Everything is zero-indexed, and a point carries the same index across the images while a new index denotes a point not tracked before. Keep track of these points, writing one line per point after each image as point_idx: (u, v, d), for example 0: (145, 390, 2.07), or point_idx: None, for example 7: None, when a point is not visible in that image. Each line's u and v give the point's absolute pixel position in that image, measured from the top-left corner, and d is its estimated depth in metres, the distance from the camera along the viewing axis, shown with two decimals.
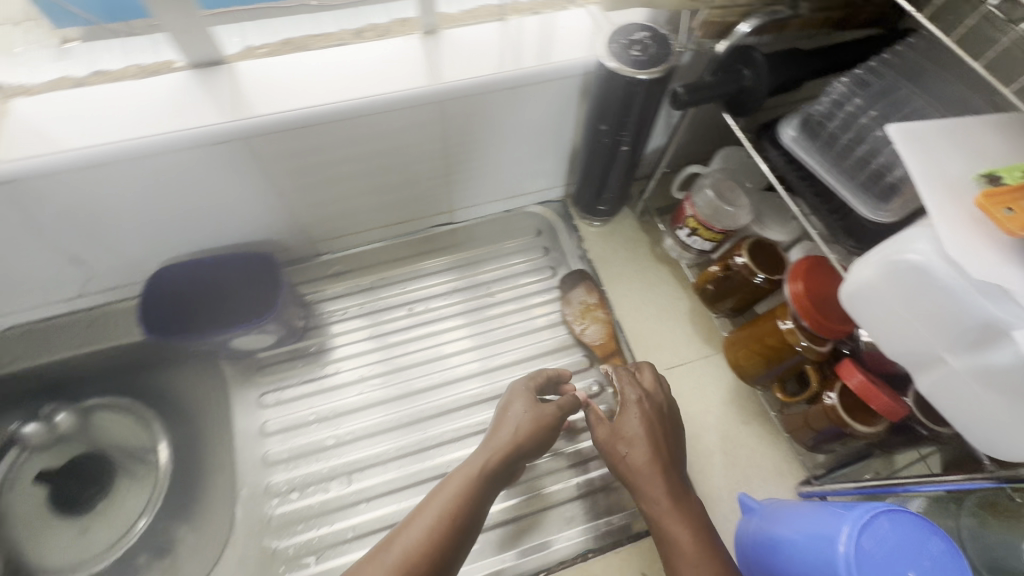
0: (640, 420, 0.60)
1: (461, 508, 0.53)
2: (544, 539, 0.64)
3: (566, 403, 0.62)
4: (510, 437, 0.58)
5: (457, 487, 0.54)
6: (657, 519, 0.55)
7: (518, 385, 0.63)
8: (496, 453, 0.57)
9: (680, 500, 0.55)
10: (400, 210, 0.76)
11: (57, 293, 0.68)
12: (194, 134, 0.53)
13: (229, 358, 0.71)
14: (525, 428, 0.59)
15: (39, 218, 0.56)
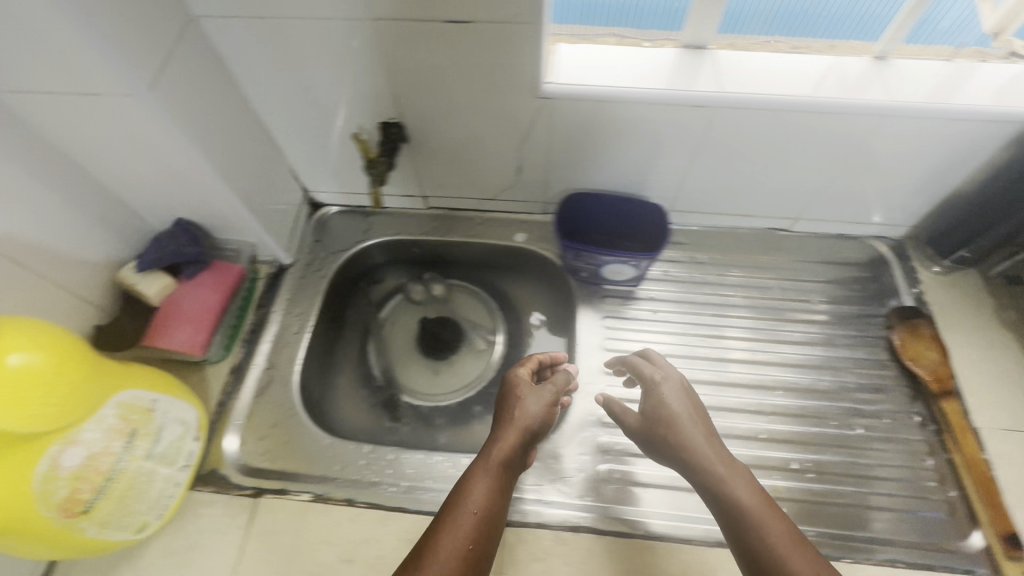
0: (676, 397, 0.62)
1: (504, 480, 0.57)
2: (848, 534, 0.66)
3: (544, 390, 0.65)
4: (517, 419, 0.61)
5: (494, 460, 0.58)
6: (712, 483, 0.56)
7: (517, 373, 0.67)
8: (512, 433, 0.59)
9: (751, 489, 0.55)
10: (743, 204, 0.84)
11: (481, 192, 0.87)
12: (673, 95, 0.66)
13: (585, 280, 0.84)
14: (515, 405, 0.62)
15: (536, 133, 0.73)
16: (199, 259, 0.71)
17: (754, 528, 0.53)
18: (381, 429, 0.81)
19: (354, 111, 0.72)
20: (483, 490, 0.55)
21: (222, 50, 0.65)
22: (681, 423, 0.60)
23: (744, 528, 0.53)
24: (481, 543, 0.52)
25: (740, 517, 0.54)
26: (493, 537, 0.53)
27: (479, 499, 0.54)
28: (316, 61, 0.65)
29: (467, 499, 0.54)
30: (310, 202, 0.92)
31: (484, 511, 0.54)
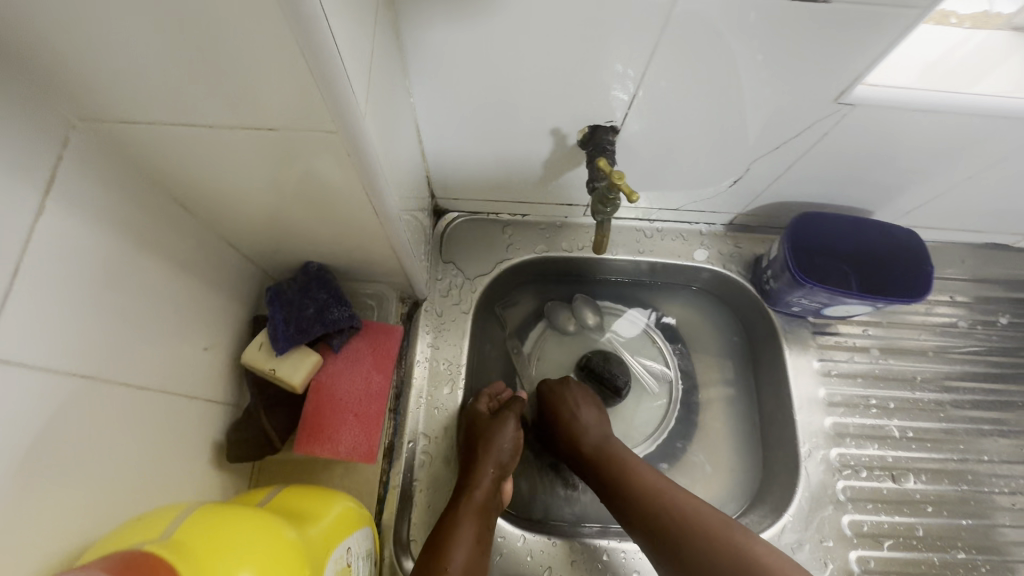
0: (591, 416, 0.63)
1: (482, 528, 0.53)
2: None
3: (510, 418, 0.60)
4: (497, 459, 0.57)
5: (475, 503, 0.54)
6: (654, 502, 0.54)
7: (476, 409, 0.61)
8: (486, 472, 0.56)
9: (608, 445, 0.60)
10: (983, 221, 0.69)
11: (665, 200, 0.69)
12: (1016, 105, 0.49)
13: (793, 315, 0.69)
14: (494, 439, 0.58)
15: (790, 142, 0.56)
16: (351, 325, 0.52)
17: (658, 497, 0.54)
18: (557, 503, 0.66)
19: (556, 109, 0.52)
20: (473, 531, 0.52)
21: (401, 27, 0.43)
22: (579, 420, 0.62)
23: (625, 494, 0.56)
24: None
25: (625, 485, 0.56)
26: None
27: (465, 545, 0.51)
28: (538, 45, 0.45)
29: (447, 559, 0.49)
30: (433, 209, 0.71)
31: (472, 556, 0.51)
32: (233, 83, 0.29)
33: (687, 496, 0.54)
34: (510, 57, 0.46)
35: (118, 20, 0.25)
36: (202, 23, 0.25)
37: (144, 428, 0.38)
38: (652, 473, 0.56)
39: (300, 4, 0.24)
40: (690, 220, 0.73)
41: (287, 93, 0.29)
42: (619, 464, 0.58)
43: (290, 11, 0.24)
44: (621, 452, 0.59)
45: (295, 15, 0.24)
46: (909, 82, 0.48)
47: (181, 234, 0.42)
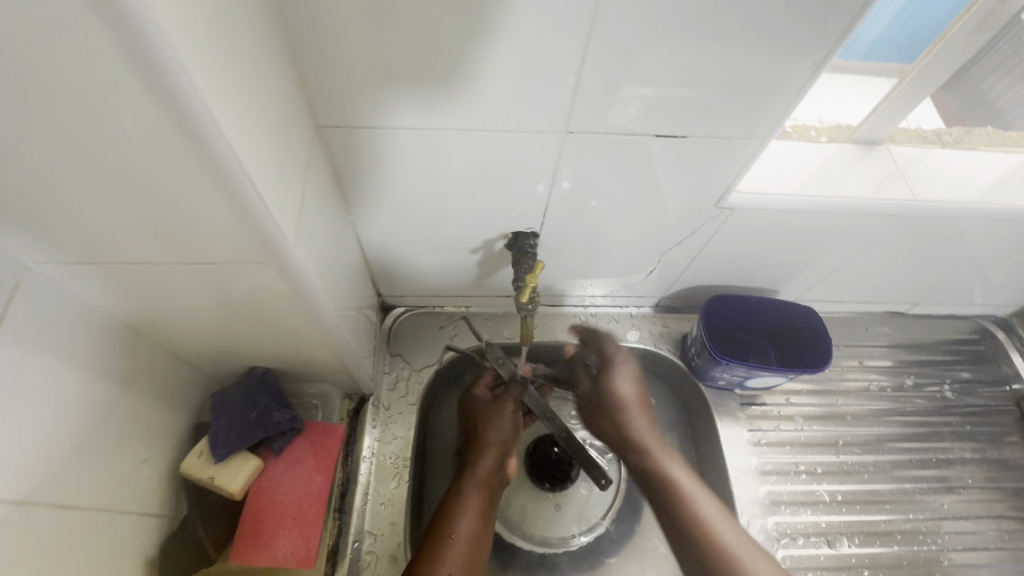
0: (628, 380, 0.70)
1: (486, 498, 0.61)
2: None
3: (508, 402, 0.67)
4: (497, 441, 0.65)
5: (476, 482, 0.61)
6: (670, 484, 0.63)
7: (477, 396, 0.69)
8: (489, 451, 0.64)
9: (637, 435, 0.67)
10: (875, 293, 0.79)
11: (594, 288, 0.75)
12: (866, 205, 0.59)
13: (723, 388, 0.74)
14: (494, 422, 0.66)
15: (693, 236, 0.64)
16: (292, 428, 0.54)
17: (680, 491, 0.63)
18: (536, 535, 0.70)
19: (484, 218, 0.59)
20: (475, 508, 0.59)
21: (338, 163, 0.51)
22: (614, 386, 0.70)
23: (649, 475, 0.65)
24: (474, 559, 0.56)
25: (653, 464, 0.65)
26: (480, 551, 0.57)
27: (467, 522, 0.57)
28: (459, 170, 0.53)
29: (454, 526, 0.57)
30: (381, 304, 0.76)
31: (475, 531, 0.57)
32: (169, 218, 0.33)
33: (678, 472, 0.64)
34: (436, 178, 0.54)
35: (69, 177, 0.30)
36: (140, 175, 0.30)
37: (70, 548, 0.39)
38: (688, 478, 0.64)
39: (216, 156, 0.29)
40: (621, 305, 0.80)
41: (217, 224, 0.34)
42: (631, 429, 0.68)
43: (206, 162, 0.29)
44: (648, 433, 0.68)
45: (211, 165, 0.29)
46: (777, 189, 0.58)
47: (126, 353, 0.45)
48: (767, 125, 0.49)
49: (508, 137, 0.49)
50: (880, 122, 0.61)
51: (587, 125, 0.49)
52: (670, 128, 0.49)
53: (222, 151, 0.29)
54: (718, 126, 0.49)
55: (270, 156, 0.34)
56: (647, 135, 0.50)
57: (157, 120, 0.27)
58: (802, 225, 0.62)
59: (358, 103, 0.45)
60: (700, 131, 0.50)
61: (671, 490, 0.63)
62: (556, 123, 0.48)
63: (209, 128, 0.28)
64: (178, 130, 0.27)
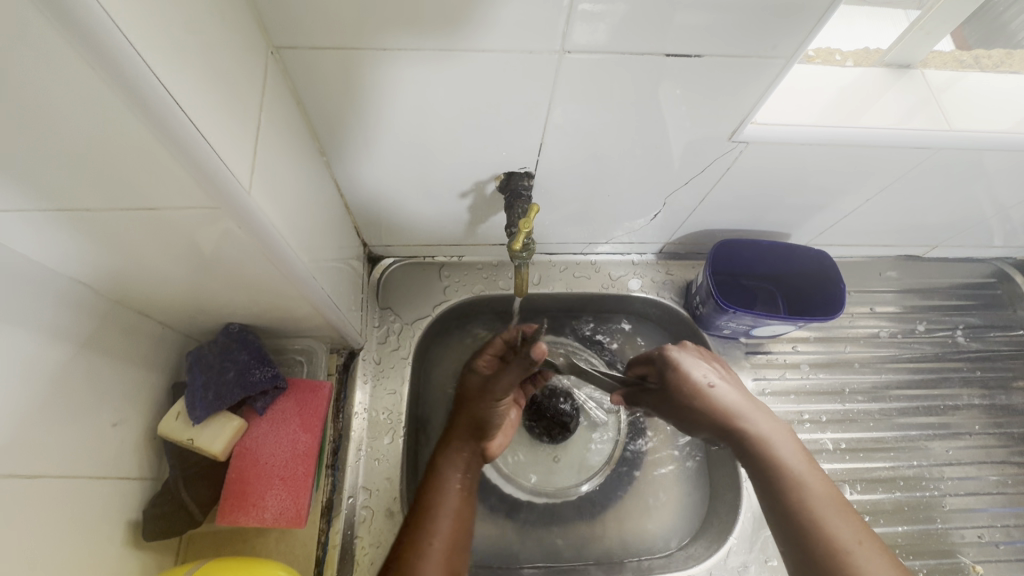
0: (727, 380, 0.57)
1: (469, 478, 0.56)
2: None
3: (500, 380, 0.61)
4: (485, 421, 0.60)
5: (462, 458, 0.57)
6: (814, 533, 0.47)
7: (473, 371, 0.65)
8: (477, 430, 0.59)
9: (761, 441, 0.53)
10: (891, 236, 0.74)
11: (593, 234, 0.70)
12: (894, 135, 0.53)
13: (728, 337, 0.71)
14: (486, 402, 0.60)
15: (700, 177, 0.59)
16: (275, 386, 0.51)
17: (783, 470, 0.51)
18: (534, 486, 0.69)
19: (472, 160, 0.54)
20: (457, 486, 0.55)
21: (303, 95, 0.45)
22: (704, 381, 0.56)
23: (775, 473, 0.51)
24: (454, 559, 0.50)
25: (769, 457, 0.52)
26: (466, 527, 0.53)
27: (449, 500, 0.53)
28: (441, 102, 0.47)
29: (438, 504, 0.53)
30: (368, 256, 0.71)
31: (458, 520, 0.53)
32: (91, 160, 0.29)
33: (836, 517, 0.47)
34: (416, 114, 0.48)
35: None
36: (38, 106, 0.25)
37: (43, 511, 0.37)
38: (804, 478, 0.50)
39: (124, 69, 0.25)
40: (622, 252, 0.75)
41: (148, 157, 0.29)
42: (777, 455, 0.51)
43: (114, 79, 0.25)
44: (776, 432, 0.53)
45: (120, 82, 0.25)
46: (796, 122, 0.52)
47: (79, 312, 0.41)
48: (795, 41, 0.43)
49: (495, 61, 0.43)
50: (914, 42, 0.54)
51: (586, 46, 0.42)
52: (685, 44, 0.42)
53: (130, 63, 0.25)
54: (738, 41, 0.42)
55: (207, 83, 0.30)
56: (657, 53, 0.43)
57: (37, 23, 0.22)
58: (821, 162, 0.56)
59: (320, 18, 0.38)
60: (718, 50, 0.43)
61: (826, 547, 0.46)
62: (550, 44, 0.42)
63: (110, 39, 0.23)
64: (66, 35, 0.23)
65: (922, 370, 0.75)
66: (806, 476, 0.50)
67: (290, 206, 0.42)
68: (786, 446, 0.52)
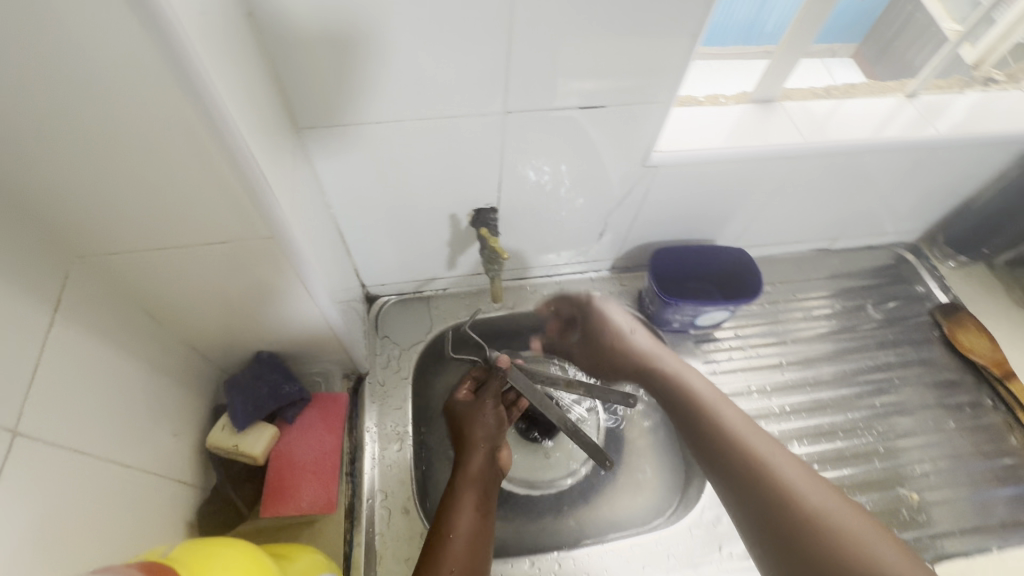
0: (645, 339, 0.79)
1: (481, 497, 0.65)
2: (966, 520, 0.74)
3: (487, 401, 0.74)
4: (483, 439, 0.71)
5: (469, 477, 0.67)
6: (735, 444, 0.62)
7: (456, 400, 0.76)
8: (477, 449, 0.70)
9: (681, 386, 0.71)
10: (800, 231, 0.89)
11: (554, 257, 0.84)
12: (763, 151, 0.70)
13: (678, 330, 0.85)
14: (479, 420, 0.72)
15: (628, 200, 0.73)
16: (301, 398, 0.61)
17: (714, 413, 0.66)
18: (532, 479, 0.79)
19: (447, 201, 0.68)
20: (471, 501, 0.64)
21: (316, 157, 0.58)
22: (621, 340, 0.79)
23: (694, 409, 0.68)
24: (477, 560, 0.60)
25: (692, 401, 0.69)
26: (484, 539, 0.62)
27: (467, 513, 0.63)
28: (420, 154, 0.60)
29: (454, 523, 0.62)
30: (366, 296, 0.83)
31: (473, 532, 0.61)
32: (201, 216, 0.42)
33: (747, 432, 0.63)
34: (402, 171, 0.62)
35: (82, 149, 0.35)
36: (162, 153, 0.37)
37: (122, 497, 0.45)
38: (732, 415, 0.66)
39: (234, 150, 0.37)
40: (582, 270, 0.89)
41: (240, 214, 0.42)
42: (698, 400, 0.69)
43: (227, 156, 0.37)
44: (688, 378, 0.72)
45: (230, 157, 0.38)
46: (691, 146, 0.68)
47: (143, 341, 0.51)
48: (668, 88, 0.57)
49: (454, 123, 0.57)
50: (770, 81, 0.71)
51: (522, 104, 0.56)
52: (592, 99, 0.57)
53: (226, 125, 0.36)
54: (630, 91, 0.57)
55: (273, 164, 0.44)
56: (570, 107, 0.57)
57: (179, 106, 0.34)
58: (718, 176, 0.72)
59: (328, 100, 0.52)
60: (615, 100, 0.57)
61: (744, 448, 0.61)
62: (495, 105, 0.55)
63: (235, 142, 0.37)
64: (196, 112, 0.34)
65: (844, 339, 0.89)
66: (725, 411, 0.67)
67: (311, 233, 0.53)
68: (698, 383, 0.71)
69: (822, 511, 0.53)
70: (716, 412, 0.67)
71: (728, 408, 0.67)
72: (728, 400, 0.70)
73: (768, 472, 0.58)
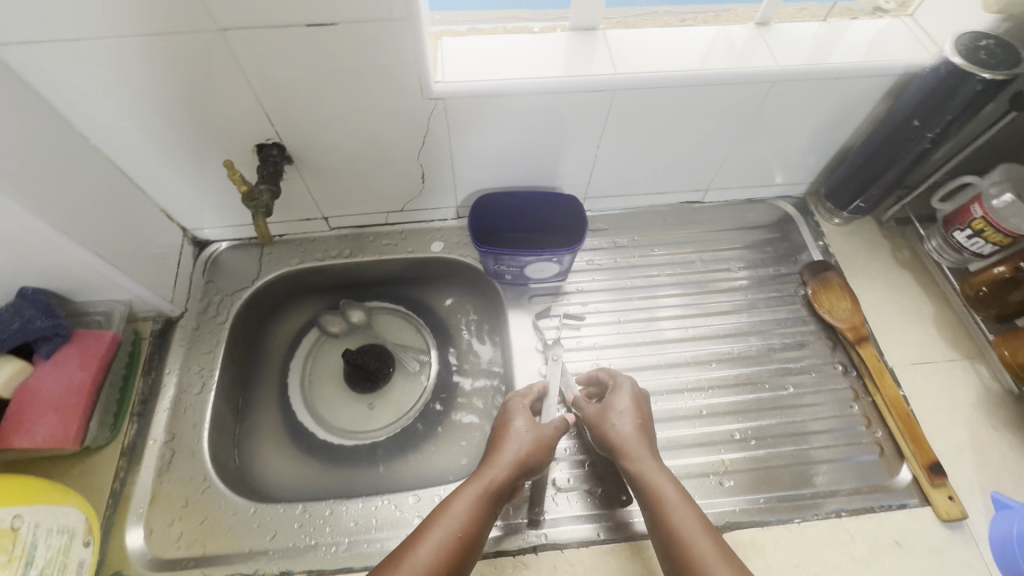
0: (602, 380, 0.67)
1: (495, 504, 0.55)
2: (782, 491, 0.67)
3: (549, 424, 0.62)
4: (525, 452, 0.58)
5: (489, 484, 0.55)
6: (637, 479, 0.56)
7: (511, 404, 0.64)
8: (508, 457, 0.58)
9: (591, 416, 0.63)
10: (657, 180, 0.83)
11: (385, 204, 0.80)
12: (565, 82, 0.63)
13: (512, 282, 0.80)
14: (514, 433, 0.60)
15: (430, 139, 0.68)
16: (56, 333, 0.61)
17: (623, 450, 0.59)
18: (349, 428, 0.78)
19: (222, 136, 0.64)
20: (475, 503, 0.53)
21: (42, 81, 0.54)
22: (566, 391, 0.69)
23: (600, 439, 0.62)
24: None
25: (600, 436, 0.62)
26: (476, 551, 0.51)
27: (467, 514, 0.52)
28: (157, 77, 0.56)
29: (446, 520, 0.51)
30: (194, 241, 0.82)
31: (464, 542, 0.50)
32: None
33: (645, 462, 0.57)
34: (149, 101, 0.58)
35: None
36: None
37: None
38: (639, 451, 0.58)
39: None
40: (425, 220, 0.85)
41: None
42: (603, 432, 0.61)
43: None
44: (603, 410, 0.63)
45: None
46: (478, 77, 0.62)
47: None
48: (403, 0, 0.51)
49: (171, 41, 0.52)
50: (584, 7, 0.65)
51: (238, 19, 0.51)
52: (318, 14, 0.51)
53: None
54: (361, 5, 0.51)
55: None
56: (298, 24, 0.52)
57: None
58: (524, 112, 0.67)
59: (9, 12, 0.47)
60: (347, 16, 0.52)
61: (639, 478, 0.56)
62: (206, 19, 0.50)
63: None
64: None
65: (697, 297, 0.83)
66: (625, 440, 0.59)
67: (4, 160, 0.49)
68: (622, 414, 0.62)
69: (685, 535, 0.51)
70: (620, 443, 0.59)
71: (641, 442, 0.59)
72: (641, 410, 0.63)
73: (664, 512, 0.53)
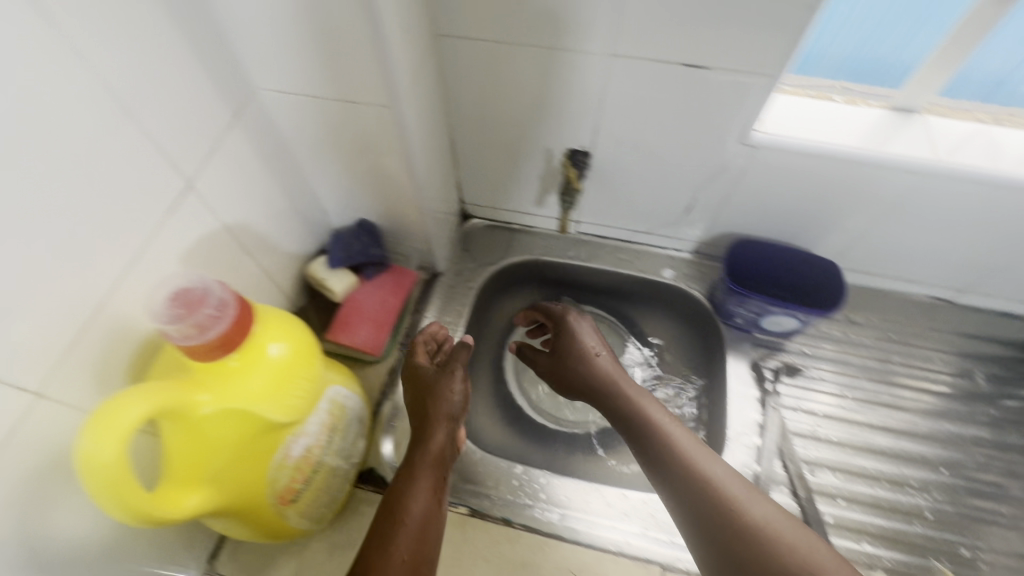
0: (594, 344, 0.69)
1: (436, 478, 0.58)
2: None
3: (456, 371, 0.66)
4: (447, 414, 0.63)
5: (428, 457, 0.59)
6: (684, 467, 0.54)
7: (418, 365, 0.68)
8: (440, 427, 0.61)
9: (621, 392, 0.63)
10: (916, 267, 0.81)
11: (637, 223, 0.87)
12: (880, 158, 0.65)
13: (739, 326, 0.82)
14: (444, 396, 0.64)
15: (719, 179, 0.73)
16: (381, 262, 0.76)
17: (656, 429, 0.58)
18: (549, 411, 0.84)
19: (546, 136, 0.74)
20: (426, 484, 0.57)
21: (448, 66, 0.67)
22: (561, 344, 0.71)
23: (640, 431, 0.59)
24: (422, 563, 0.51)
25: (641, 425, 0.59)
26: (433, 534, 0.54)
27: (421, 498, 0.56)
28: (532, 80, 0.66)
29: (406, 507, 0.54)
30: (461, 212, 0.94)
31: (425, 527, 0.54)
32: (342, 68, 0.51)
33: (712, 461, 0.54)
34: (511, 97, 0.69)
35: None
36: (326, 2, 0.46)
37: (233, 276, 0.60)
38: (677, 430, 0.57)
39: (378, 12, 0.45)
40: (663, 245, 0.91)
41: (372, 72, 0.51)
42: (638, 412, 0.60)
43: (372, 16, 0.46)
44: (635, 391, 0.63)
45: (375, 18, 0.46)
46: (794, 135, 0.66)
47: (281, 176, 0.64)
48: (781, 61, 0.57)
49: (564, 57, 0.62)
50: (916, 90, 0.67)
51: (630, 50, 0.59)
52: (700, 57, 0.58)
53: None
54: (740, 58, 0.58)
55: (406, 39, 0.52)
56: (676, 63, 0.60)
57: None
58: (823, 175, 0.69)
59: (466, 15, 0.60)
60: (723, 64, 0.58)
61: (703, 475, 0.53)
62: (606, 46, 0.60)
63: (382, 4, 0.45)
64: None
65: (931, 396, 0.79)
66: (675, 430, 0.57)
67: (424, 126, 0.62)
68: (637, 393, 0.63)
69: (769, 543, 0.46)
70: (665, 435, 0.57)
71: (679, 428, 0.58)
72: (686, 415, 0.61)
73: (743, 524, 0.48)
